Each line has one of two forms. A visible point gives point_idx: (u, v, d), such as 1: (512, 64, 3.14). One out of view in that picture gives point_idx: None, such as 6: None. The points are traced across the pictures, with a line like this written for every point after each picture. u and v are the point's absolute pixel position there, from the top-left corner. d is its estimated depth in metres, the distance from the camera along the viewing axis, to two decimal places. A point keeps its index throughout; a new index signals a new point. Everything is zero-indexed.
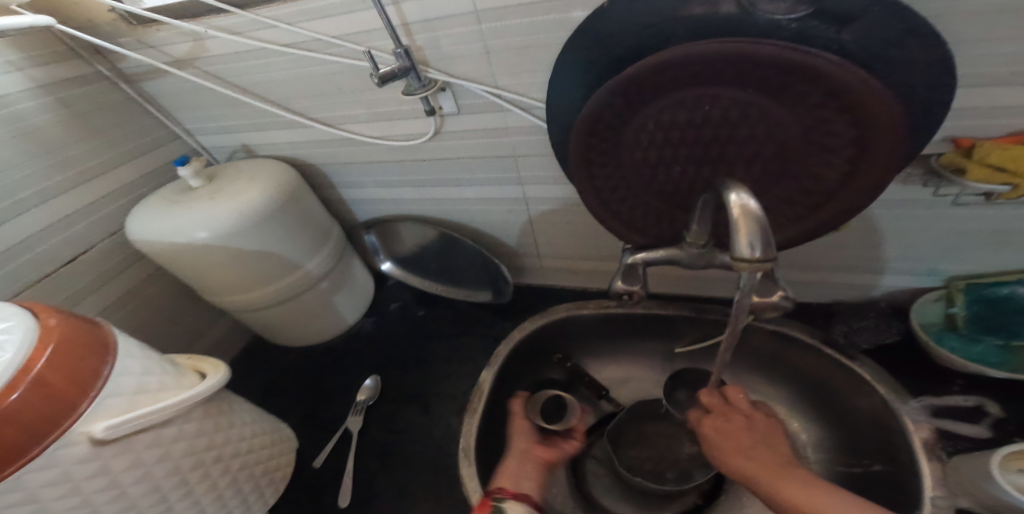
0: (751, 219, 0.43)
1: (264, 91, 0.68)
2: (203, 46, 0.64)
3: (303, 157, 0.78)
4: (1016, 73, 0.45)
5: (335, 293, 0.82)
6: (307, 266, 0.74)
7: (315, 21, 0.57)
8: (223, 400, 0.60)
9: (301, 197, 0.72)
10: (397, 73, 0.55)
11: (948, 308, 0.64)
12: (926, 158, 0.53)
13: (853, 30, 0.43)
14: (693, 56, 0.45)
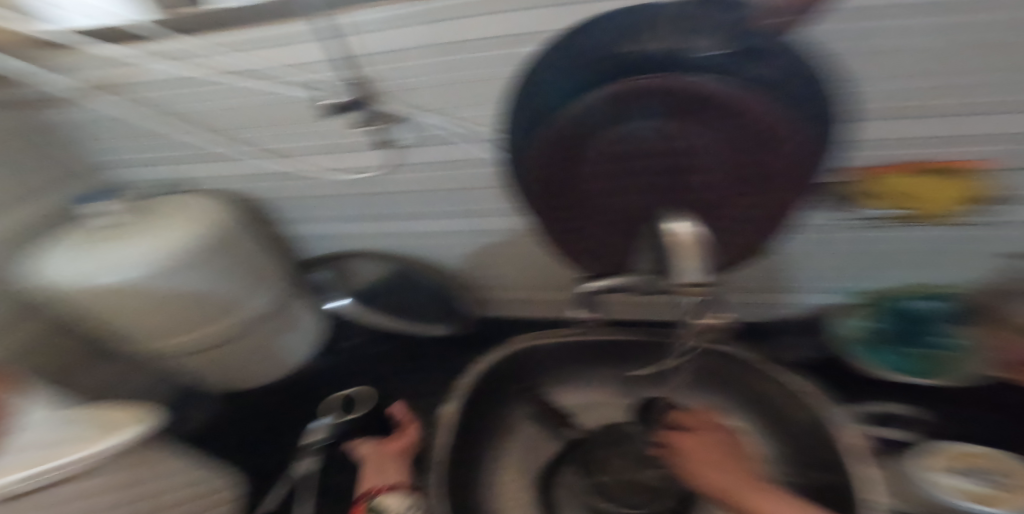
0: (693, 246, 0.42)
1: (199, 121, 0.69)
2: (128, 73, 0.64)
3: (242, 191, 0.79)
4: (894, 109, 0.50)
5: (286, 329, 0.82)
6: (248, 306, 0.73)
7: (254, 52, 0.59)
8: (155, 447, 0.56)
9: (241, 235, 0.72)
10: None
11: (869, 322, 0.69)
12: (832, 187, 0.58)
13: (771, 66, 0.45)
14: (636, 93, 0.45)
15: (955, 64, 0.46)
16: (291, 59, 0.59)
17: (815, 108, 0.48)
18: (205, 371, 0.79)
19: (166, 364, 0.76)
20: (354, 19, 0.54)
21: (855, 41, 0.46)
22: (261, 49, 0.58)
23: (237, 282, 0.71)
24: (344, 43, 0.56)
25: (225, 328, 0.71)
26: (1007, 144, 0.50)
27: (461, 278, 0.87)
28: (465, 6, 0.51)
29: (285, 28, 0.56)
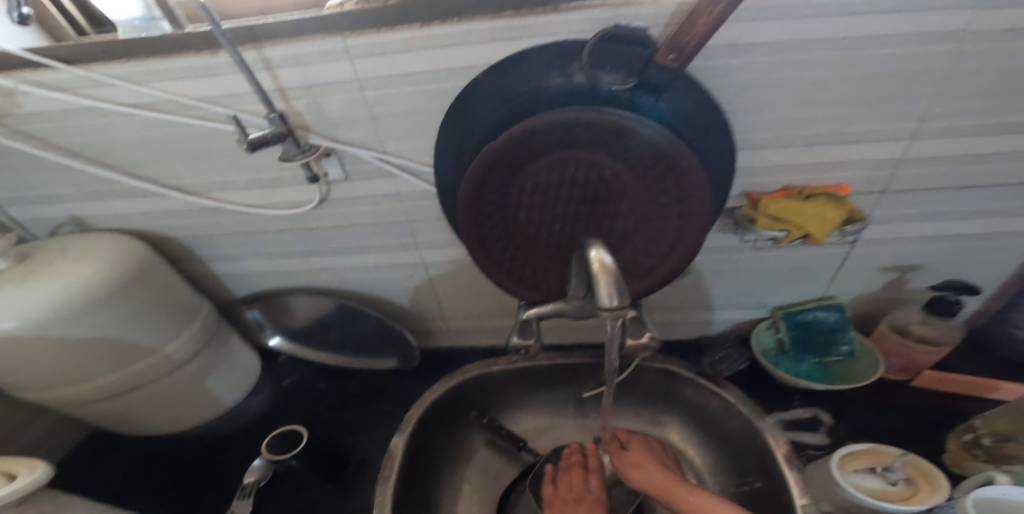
0: (608, 271, 0.45)
1: (105, 155, 0.65)
2: (15, 102, 0.60)
3: (158, 230, 0.75)
4: (774, 137, 0.56)
5: (210, 370, 0.76)
6: (164, 350, 0.69)
7: (169, 83, 0.57)
8: (50, 502, 0.51)
9: (153, 273, 0.69)
10: (270, 139, 0.54)
11: (777, 334, 0.75)
12: (730, 211, 0.62)
13: (668, 98, 0.51)
14: (555, 124, 0.49)
15: (824, 98, 0.52)
16: (213, 90, 0.58)
17: (712, 138, 0.54)
18: (122, 418, 0.73)
19: (76, 412, 0.70)
20: (281, 53, 0.54)
21: (745, 81, 0.52)
22: (176, 80, 0.57)
23: (150, 323, 0.67)
24: (271, 76, 0.56)
25: (141, 369, 0.67)
26: (869, 170, 0.58)
27: (401, 312, 0.85)
28: (396, 42, 0.53)
29: (206, 59, 0.55)
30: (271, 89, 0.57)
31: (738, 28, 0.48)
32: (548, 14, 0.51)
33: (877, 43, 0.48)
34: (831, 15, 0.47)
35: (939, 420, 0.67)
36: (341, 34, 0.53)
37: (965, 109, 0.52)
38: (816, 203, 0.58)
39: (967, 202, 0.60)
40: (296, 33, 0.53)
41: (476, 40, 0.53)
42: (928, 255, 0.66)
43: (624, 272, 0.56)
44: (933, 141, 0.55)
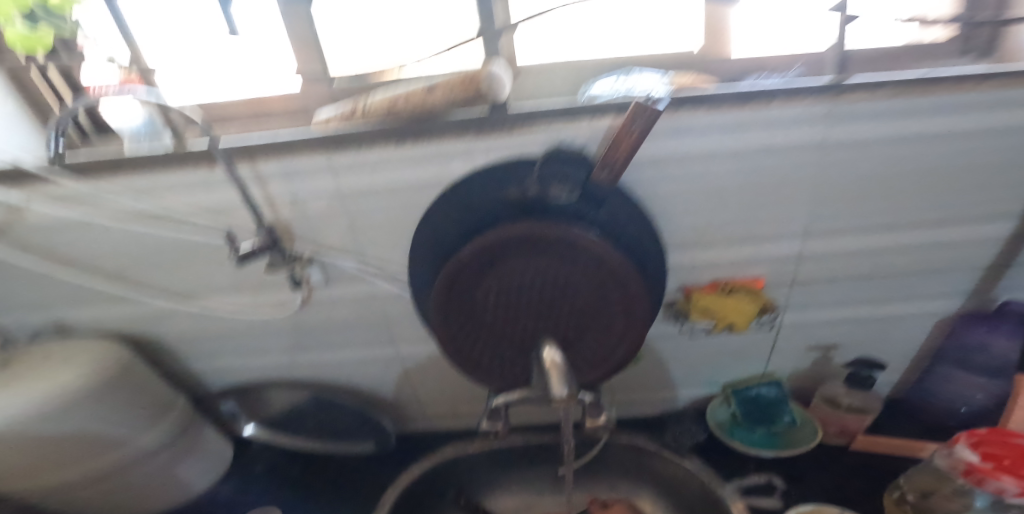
0: (557, 367, 0.57)
1: (98, 261, 0.70)
2: (20, 214, 0.65)
3: (142, 331, 0.78)
4: (696, 240, 0.66)
5: (177, 461, 0.75)
6: (136, 442, 0.69)
7: (167, 195, 0.63)
8: None
9: (134, 373, 0.72)
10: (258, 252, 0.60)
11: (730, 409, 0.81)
12: (670, 305, 0.72)
13: (605, 209, 0.62)
14: (510, 238, 0.58)
15: (732, 202, 0.63)
16: (208, 202, 0.63)
17: (644, 238, 0.64)
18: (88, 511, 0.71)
19: (39, 507, 0.68)
20: (271, 168, 0.61)
21: (670, 188, 0.62)
22: (174, 192, 0.62)
23: (123, 416, 0.68)
24: (260, 189, 0.63)
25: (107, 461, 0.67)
26: (776, 268, 0.69)
27: (376, 399, 0.88)
28: (374, 158, 0.61)
29: (198, 176, 0.61)
30: (261, 202, 0.64)
31: (655, 144, 0.59)
32: (505, 133, 0.60)
33: (764, 156, 0.59)
34: (732, 146, 0.59)
35: (879, 479, 0.73)
36: (326, 154, 0.60)
37: (840, 211, 0.65)
38: (734, 299, 0.69)
39: (865, 288, 0.72)
40: (285, 153, 0.60)
41: (444, 154, 0.61)
42: (842, 335, 0.77)
43: (579, 358, 0.66)
44: (826, 238, 0.67)
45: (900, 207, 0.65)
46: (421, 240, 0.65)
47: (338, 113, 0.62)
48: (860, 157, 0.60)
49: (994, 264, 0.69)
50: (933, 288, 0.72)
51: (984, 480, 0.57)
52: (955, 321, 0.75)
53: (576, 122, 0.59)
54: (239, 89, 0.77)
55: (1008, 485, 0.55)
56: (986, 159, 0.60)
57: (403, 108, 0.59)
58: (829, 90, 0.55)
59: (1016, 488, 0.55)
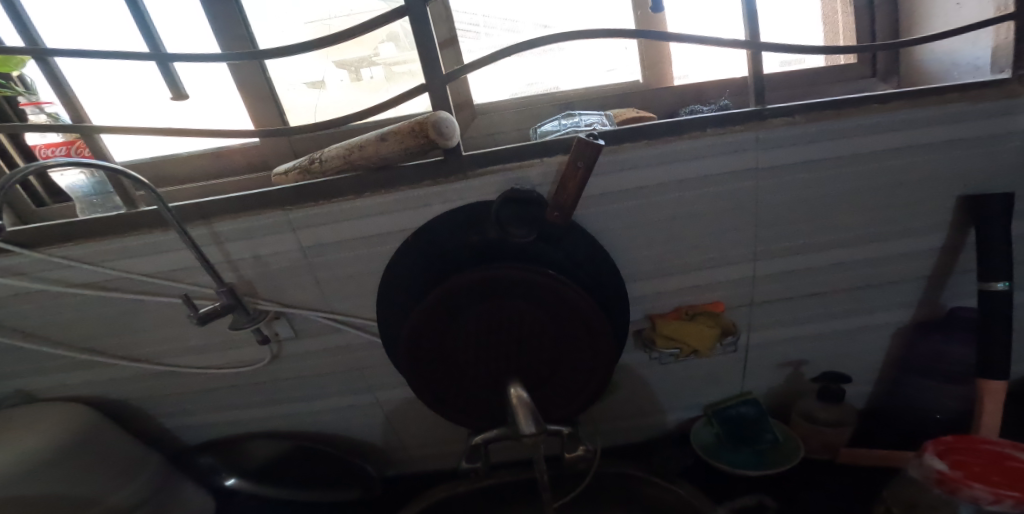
0: (524, 404, 0.57)
1: (57, 331, 0.69)
2: None
3: (108, 394, 0.77)
4: (657, 268, 0.68)
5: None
6: (113, 500, 0.69)
7: (123, 260, 0.63)
8: None
9: (105, 438, 0.72)
10: (220, 310, 0.60)
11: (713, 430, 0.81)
12: (636, 333, 0.73)
13: (563, 247, 0.64)
14: (472, 280, 0.60)
15: (685, 231, 0.66)
16: (164, 265, 0.64)
17: (602, 272, 0.66)
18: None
19: None
20: (228, 228, 0.62)
21: (622, 221, 0.65)
22: (128, 257, 0.63)
23: (93, 476, 0.68)
24: (219, 248, 0.63)
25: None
26: (735, 289, 0.71)
27: (358, 445, 0.87)
28: (331, 211, 0.62)
29: (153, 236, 0.62)
30: (221, 260, 0.64)
31: (606, 178, 0.63)
32: (460, 180, 0.63)
33: (708, 182, 0.64)
34: (670, 179, 0.63)
35: (868, 492, 0.72)
36: (283, 209, 0.62)
37: (785, 229, 0.68)
38: (697, 322, 0.69)
39: (821, 303, 0.74)
40: (243, 210, 0.62)
41: (401, 204, 0.63)
42: (810, 350, 0.78)
43: (552, 393, 0.65)
44: (778, 256, 0.69)
45: (839, 223, 0.68)
46: (388, 285, 0.66)
47: (297, 166, 0.64)
48: (789, 180, 0.65)
49: (937, 270, 0.72)
50: (886, 296, 0.74)
51: (957, 489, 0.56)
52: (911, 328, 0.77)
53: (529, 165, 0.63)
54: (192, 141, 0.78)
55: (980, 493, 0.54)
56: (898, 177, 0.66)
57: (357, 158, 0.60)
58: (751, 118, 0.62)
59: (989, 496, 0.54)
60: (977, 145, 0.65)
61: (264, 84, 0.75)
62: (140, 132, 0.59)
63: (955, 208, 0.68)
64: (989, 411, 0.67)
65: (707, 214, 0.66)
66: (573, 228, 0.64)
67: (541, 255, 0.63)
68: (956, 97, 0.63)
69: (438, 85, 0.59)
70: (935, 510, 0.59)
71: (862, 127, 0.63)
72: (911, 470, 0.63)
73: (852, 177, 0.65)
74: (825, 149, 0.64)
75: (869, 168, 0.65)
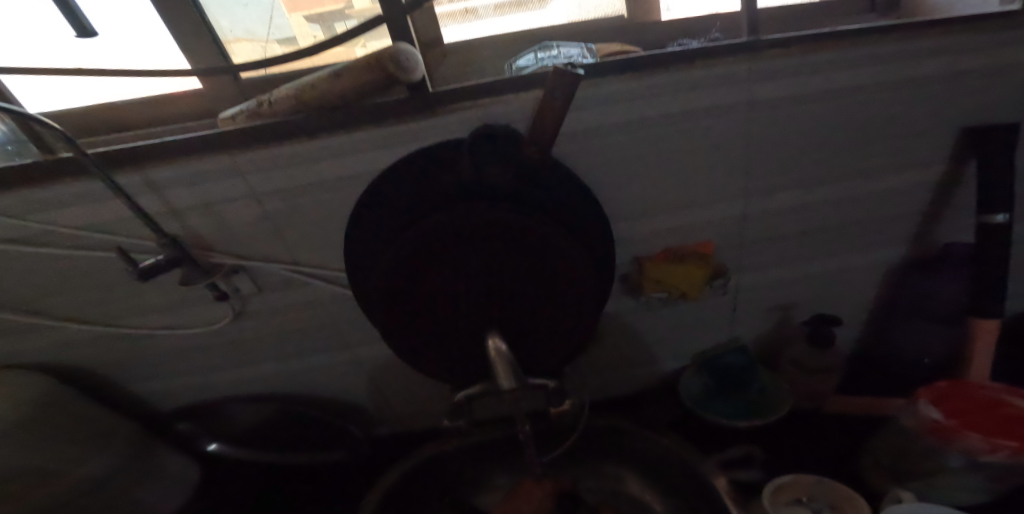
0: (502, 357, 0.54)
1: None
2: None
3: (65, 361, 0.73)
4: (644, 209, 0.64)
5: (137, 486, 0.71)
6: (82, 471, 0.65)
7: (55, 213, 0.57)
8: None
9: (65, 405, 0.68)
10: (162, 264, 0.56)
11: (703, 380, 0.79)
12: (623, 277, 0.69)
13: (544, 188, 0.58)
14: (446, 224, 0.55)
15: (670, 170, 0.62)
16: (101, 218, 0.58)
17: (586, 216, 0.61)
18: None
19: None
20: (165, 174, 0.56)
21: (603, 161, 0.60)
22: (59, 209, 0.57)
23: (56, 448, 0.64)
24: (158, 197, 0.57)
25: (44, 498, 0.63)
26: (725, 229, 0.67)
27: (341, 407, 0.84)
28: (285, 153, 0.57)
29: (84, 185, 0.55)
30: (162, 211, 0.58)
31: (589, 114, 0.57)
32: (427, 118, 0.57)
33: (699, 118, 0.59)
34: (658, 114, 0.58)
35: (858, 437, 0.72)
36: (229, 153, 0.56)
37: (779, 167, 0.63)
38: (686, 263, 0.67)
39: (815, 244, 0.71)
40: (182, 155, 0.55)
41: (362, 145, 0.57)
42: (800, 293, 0.76)
43: (537, 345, 0.62)
44: (772, 196, 0.66)
45: (837, 160, 0.64)
46: (356, 234, 0.61)
47: (242, 111, 0.57)
48: (785, 115, 0.60)
49: (934, 206, 0.69)
50: (882, 236, 0.71)
51: (952, 438, 0.54)
52: (904, 266, 0.75)
53: (501, 100, 0.57)
54: (128, 84, 0.70)
55: (975, 442, 0.52)
56: (901, 113, 0.61)
57: (311, 97, 0.54)
58: (747, 49, 0.55)
59: (984, 445, 0.52)
60: (990, 75, 0.60)
61: (204, 19, 0.68)
62: (51, 74, 0.52)
63: (957, 140, 0.64)
64: (982, 349, 0.66)
65: (699, 152, 0.61)
66: (554, 166, 0.58)
67: (518, 196, 0.58)
68: (973, 23, 0.57)
69: (398, 9, 0.53)
70: (927, 458, 0.58)
71: (871, 57, 0.57)
72: (904, 419, 0.61)
73: (851, 112, 0.61)
74: (825, 81, 0.58)
75: (870, 103, 0.60)
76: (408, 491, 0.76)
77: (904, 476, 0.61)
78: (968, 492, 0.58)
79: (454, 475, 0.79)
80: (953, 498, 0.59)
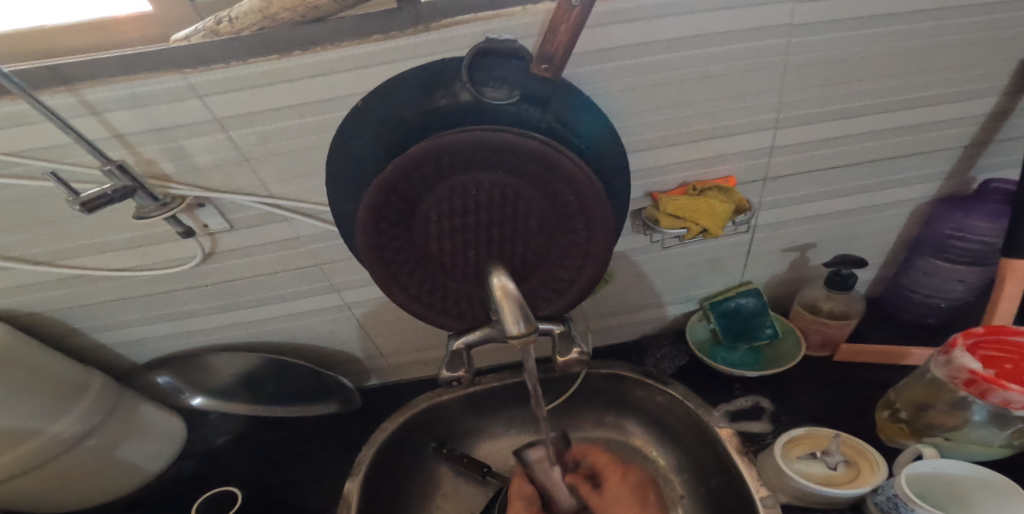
0: (511, 298, 0.49)
1: None
2: None
3: (19, 308, 0.66)
4: (662, 138, 0.58)
5: (119, 440, 0.67)
6: (54, 427, 0.60)
7: None
8: None
9: (22, 354, 0.61)
10: (110, 196, 0.48)
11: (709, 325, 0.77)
12: (636, 212, 0.64)
13: (553, 110, 0.51)
14: (440, 148, 0.48)
15: (696, 95, 0.55)
16: (38, 142, 0.51)
17: (598, 143, 0.54)
18: (35, 498, 0.65)
19: None
20: (105, 94, 0.48)
21: (622, 83, 0.53)
22: None
23: (23, 404, 0.59)
24: (99, 121, 0.50)
25: (16, 457, 0.59)
26: (748, 160, 0.61)
27: (331, 354, 0.80)
28: (251, 72, 0.49)
29: (13, 103, 0.48)
30: (107, 137, 0.51)
31: (606, 30, 0.50)
32: (420, 33, 0.49)
33: (734, 37, 0.52)
34: (686, 29, 0.50)
35: (869, 385, 0.70)
36: (180, 71, 0.48)
37: (816, 95, 0.57)
38: (706, 197, 0.60)
39: (842, 180, 0.66)
40: (123, 74, 0.48)
41: (346, 62, 0.50)
42: (819, 233, 0.71)
43: (542, 286, 0.57)
44: (802, 126, 0.59)
45: (879, 87, 0.57)
46: (340, 160, 0.54)
47: (200, 31, 0.49)
48: (829, 38, 0.53)
49: (975, 140, 0.64)
50: (911, 173, 0.66)
51: (988, 392, 0.50)
52: (934, 206, 0.70)
53: (507, 13, 0.49)
54: None
55: (1016, 397, 0.49)
56: (957, 38, 0.54)
57: (279, 10, 0.47)
58: None
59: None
60: None
61: None
62: None
63: (1011, 73, 0.58)
64: (1011, 294, 0.62)
65: (729, 75, 0.54)
66: (567, 91, 0.51)
67: (524, 120, 0.51)
68: None
69: None
70: (951, 414, 0.56)
71: None
72: (930, 370, 0.57)
73: (904, 33, 0.53)
74: (876, 2, 0.51)
75: (926, 27, 0.53)
76: (404, 441, 0.73)
77: (923, 431, 0.59)
78: (991, 448, 0.56)
79: (451, 424, 0.77)
80: (974, 454, 0.57)
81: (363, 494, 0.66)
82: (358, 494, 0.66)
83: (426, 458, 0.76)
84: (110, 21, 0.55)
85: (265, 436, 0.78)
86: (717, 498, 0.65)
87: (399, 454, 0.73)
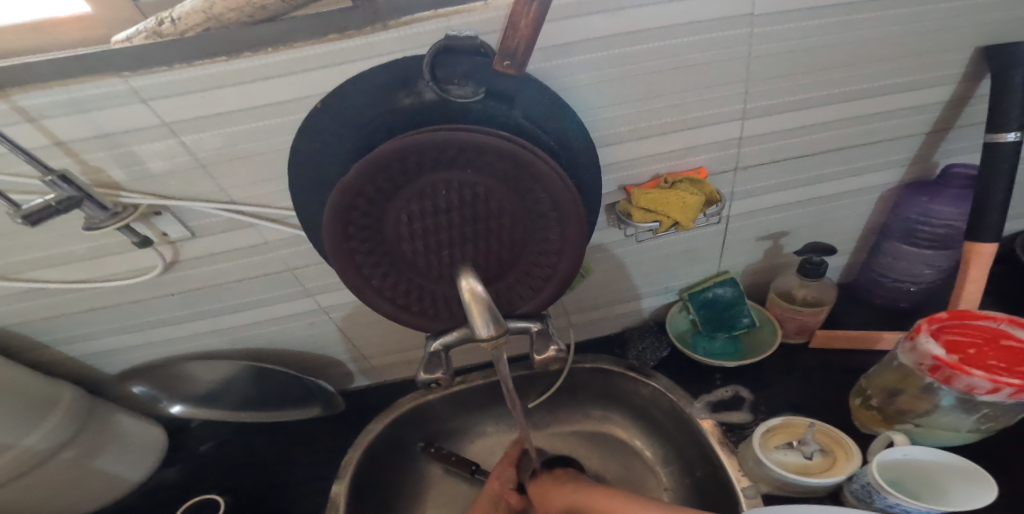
0: (480, 301, 0.48)
1: None
2: None
3: None
4: (631, 131, 0.58)
5: (94, 454, 0.66)
6: (23, 444, 0.58)
7: None
8: None
9: None
10: (56, 207, 0.47)
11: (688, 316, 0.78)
12: (611, 207, 0.64)
13: (519, 107, 0.51)
14: (405, 148, 0.47)
15: (664, 89, 0.55)
16: None
17: (566, 140, 0.54)
18: None
19: None
20: (41, 102, 0.47)
21: (588, 78, 0.53)
22: None
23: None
24: (38, 129, 0.48)
25: None
26: (718, 152, 0.61)
27: (308, 359, 0.79)
28: (199, 76, 0.48)
29: None
30: (49, 145, 0.49)
31: (568, 24, 0.49)
32: (378, 31, 0.48)
33: (697, 29, 0.51)
34: (648, 22, 0.50)
35: (846, 370, 0.71)
36: (120, 75, 0.46)
37: (782, 85, 0.57)
38: (677, 190, 0.60)
39: (811, 168, 0.66)
40: (60, 79, 0.46)
41: (300, 64, 0.48)
42: (790, 222, 0.72)
43: (518, 284, 0.57)
44: (770, 117, 0.60)
45: (844, 76, 0.58)
46: (306, 163, 0.53)
47: (140, 31, 0.46)
48: (790, 28, 0.53)
49: (938, 126, 0.64)
50: (879, 160, 0.67)
51: (952, 378, 0.51)
52: (901, 191, 0.71)
53: (467, 10, 0.48)
54: None
55: (979, 382, 0.50)
56: (918, 26, 0.55)
57: (223, 10, 0.44)
58: None
59: (988, 384, 0.49)
60: None
61: None
62: None
63: (971, 59, 0.59)
64: (976, 277, 0.63)
65: (694, 67, 0.54)
66: (532, 83, 0.51)
67: (492, 118, 0.50)
68: None
69: None
70: (921, 398, 0.56)
71: None
72: (898, 357, 0.58)
73: (866, 21, 0.54)
74: None
75: (886, 15, 0.54)
76: (389, 444, 0.73)
77: (894, 418, 0.60)
78: (960, 434, 0.57)
79: (436, 424, 0.77)
80: (943, 439, 0.58)
81: (350, 500, 0.65)
82: (345, 499, 0.65)
83: (411, 460, 0.75)
84: (48, 22, 0.52)
85: (245, 445, 0.77)
86: (701, 488, 0.66)
87: (385, 457, 0.72)
